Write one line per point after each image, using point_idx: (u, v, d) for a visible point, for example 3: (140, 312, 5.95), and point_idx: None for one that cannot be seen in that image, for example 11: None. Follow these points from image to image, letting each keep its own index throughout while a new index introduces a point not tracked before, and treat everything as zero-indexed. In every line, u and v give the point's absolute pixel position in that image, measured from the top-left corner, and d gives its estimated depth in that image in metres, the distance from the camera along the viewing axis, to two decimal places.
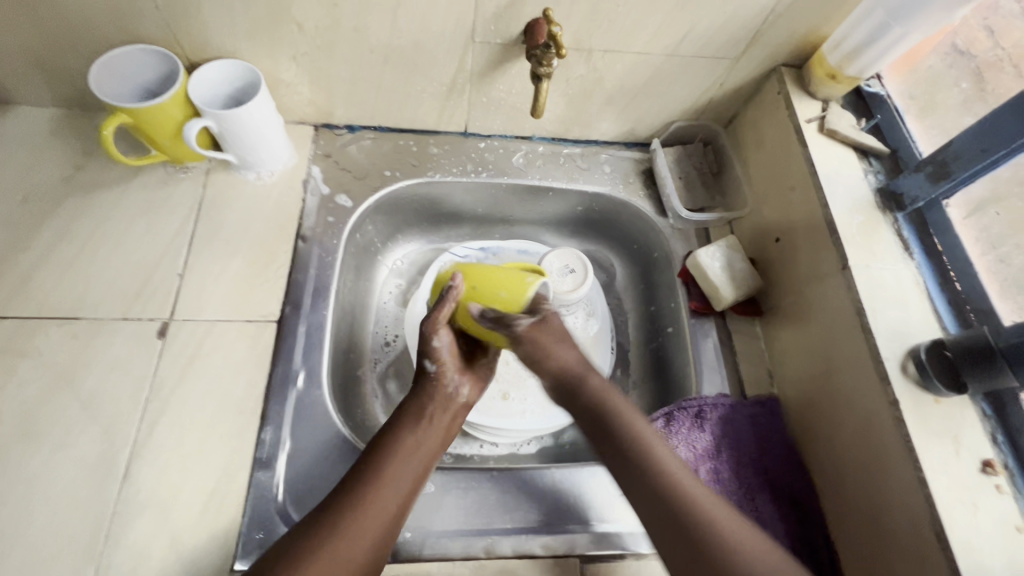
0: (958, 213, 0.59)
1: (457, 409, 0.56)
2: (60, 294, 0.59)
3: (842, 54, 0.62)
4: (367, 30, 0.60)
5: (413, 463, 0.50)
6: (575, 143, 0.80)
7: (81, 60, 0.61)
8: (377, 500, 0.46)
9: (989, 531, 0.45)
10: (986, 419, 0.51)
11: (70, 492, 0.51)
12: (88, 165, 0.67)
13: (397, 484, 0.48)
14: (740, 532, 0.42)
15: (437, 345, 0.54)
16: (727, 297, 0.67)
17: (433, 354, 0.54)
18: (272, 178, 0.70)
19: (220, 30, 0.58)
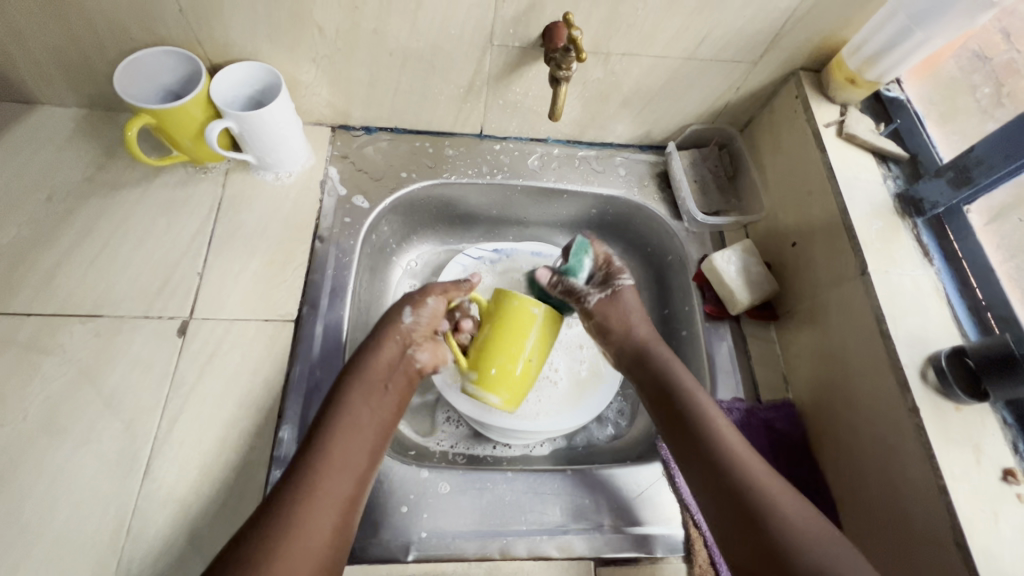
0: (979, 219, 0.59)
1: (413, 374, 0.58)
2: (83, 292, 0.60)
3: (862, 59, 0.62)
4: (387, 33, 0.60)
5: (362, 441, 0.52)
6: (590, 145, 0.80)
7: (106, 62, 0.62)
8: (328, 484, 0.48)
9: (1011, 541, 0.45)
10: (1007, 427, 0.51)
11: (92, 487, 0.52)
12: (111, 165, 0.68)
13: (350, 466, 0.50)
14: (783, 494, 0.48)
15: (424, 299, 0.60)
16: (742, 301, 0.67)
17: (415, 304, 0.59)
18: (290, 179, 0.71)
19: (242, 33, 0.59)
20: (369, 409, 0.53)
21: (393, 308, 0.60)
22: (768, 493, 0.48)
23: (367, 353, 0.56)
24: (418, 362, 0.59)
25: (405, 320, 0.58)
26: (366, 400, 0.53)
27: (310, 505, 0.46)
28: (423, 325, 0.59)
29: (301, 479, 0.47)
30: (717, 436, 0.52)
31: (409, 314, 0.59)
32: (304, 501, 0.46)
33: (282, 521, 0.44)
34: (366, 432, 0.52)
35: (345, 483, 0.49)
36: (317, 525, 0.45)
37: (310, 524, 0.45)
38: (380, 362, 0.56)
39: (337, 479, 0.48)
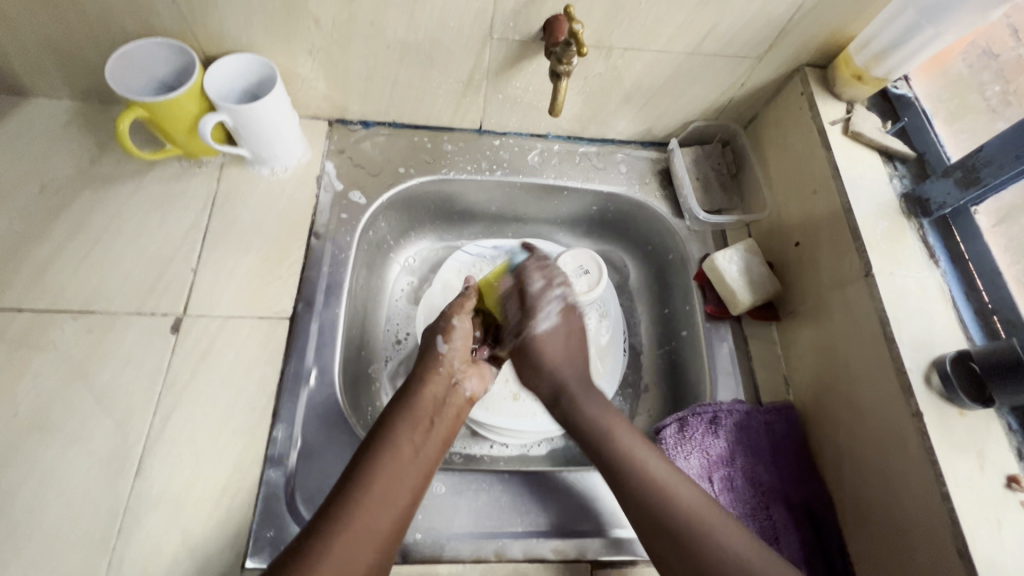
0: (987, 220, 0.57)
1: (461, 404, 0.59)
2: (75, 287, 0.60)
3: (869, 55, 0.61)
4: (384, 25, 0.59)
5: (409, 476, 0.51)
6: (591, 142, 0.79)
7: (98, 53, 0.61)
8: (368, 517, 0.47)
9: (1015, 550, 0.44)
10: (1012, 433, 0.50)
11: (83, 486, 0.51)
12: (104, 158, 0.67)
13: (394, 499, 0.49)
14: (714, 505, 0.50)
15: (452, 324, 0.62)
16: (744, 302, 0.66)
17: (446, 332, 0.62)
18: (286, 174, 0.70)
19: (237, 24, 0.58)
20: (416, 442, 0.53)
21: (428, 339, 0.62)
22: (689, 516, 0.49)
23: (416, 384, 0.58)
24: (464, 393, 0.60)
25: (442, 350, 0.61)
26: (410, 431, 0.54)
27: (347, 538, 0.45)
28: (460, 351, 0.61)
29: (339, 511, 0.47)
30: (636, 463, 0.53)
31: (443, 342, 0.61)
32: (338, 532, 0.46)
33: (316, 553, 0.44)
34: (410, 465, 0.52)
35: (386, 518, 0.48)
36: (352, 559, 0.45)
37: (343, 559, 0.45)
38: (428, 393, 0.57)
39: (375, 512, 0.48)
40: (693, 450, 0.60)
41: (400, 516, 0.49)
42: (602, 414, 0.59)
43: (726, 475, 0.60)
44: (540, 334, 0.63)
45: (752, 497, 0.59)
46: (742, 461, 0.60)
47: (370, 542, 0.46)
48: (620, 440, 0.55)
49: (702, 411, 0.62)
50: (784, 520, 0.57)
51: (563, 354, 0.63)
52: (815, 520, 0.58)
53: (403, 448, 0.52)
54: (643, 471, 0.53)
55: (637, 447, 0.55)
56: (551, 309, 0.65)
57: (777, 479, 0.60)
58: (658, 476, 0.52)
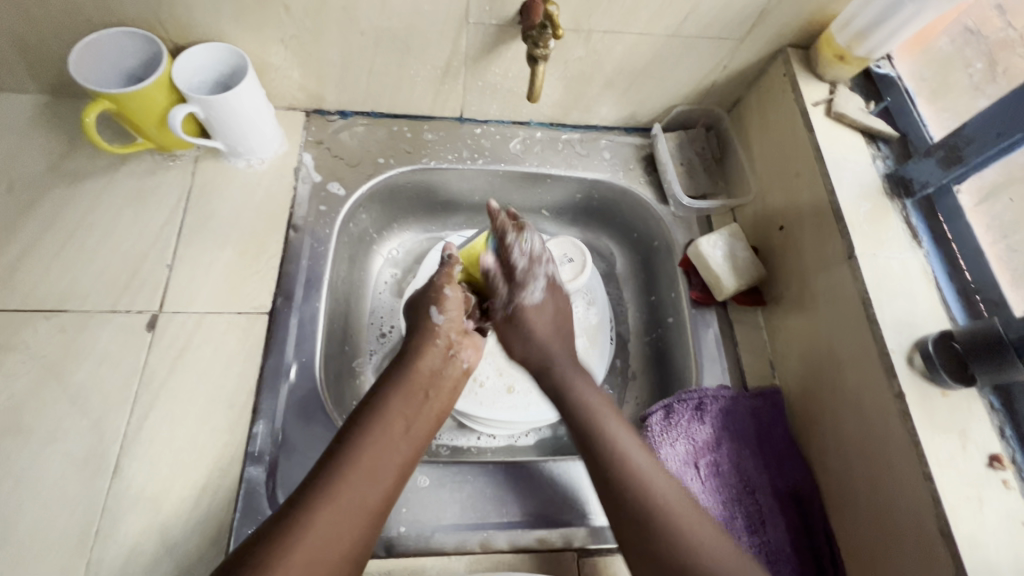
0: (969, 198, 0.57)
1: (458, 377, 0.59)
2: (47, 286, 0.58)
3: (851, 35, 0.60)
4: (356, 10, 0.57)
5: (398, 443, 0.51)
6: (574, 128, 0.77)
7: (63, 43, 0.59)
8: (356, 485, 0.47)
9: (996, 527, 0.44)
10: (994, 412, 0.50)
11: (60, 488, 0.51)
12: (74, 154, 0.65)
13: (385, 469, 0.49)
14: (668, 490, 0.50)
15: (444, 294, 0.61)
16: (728, 286, 0.66)
17: (440, 302, 0.60)
18: (263, 166, 0.68)
19: (204, 13, 0.56)
20: (408, 412, 0.53)
21: (420, 310, 0.61)
22: (671, 512, 0.48)
23: (410, 357, 0.57)
24: (459, 365, 0.60)
25: (437, 322, 0.59)
26: (402, 401, 0.54)
27: (336, 503, 0.45)
28: (455, 322, 0.61)
29: (333, 473, 0.47)
30: (621, 453, 0.52)
31: (438, 313, 0.60)
32: (328, 496, 0.45)
33: (304, 516, 0.44)
34: (403, 434, 0.52)
35: (376, 486, 0.48)
36: (337, 526, 0.44)
37: (330, 526, 0.44)
38: (422, 365, 0.57)
39: (365, 480, 0.47)
40: (679, 436, 0.60)
41: (388, 486, 0.49)
42: (591, 398, 0.57)
43: (712, 461, 0.60)
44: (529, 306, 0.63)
45: (737, 482, 0.59)
46: (728, 447, 0.60)
47: (358, 510, 0.46)
48: (605, 430, 0.54)
49: (687, 398, 0.62)
50: (770, 505, 0.57)
51: (551, 330, 0.63)
52: (801, 504, 0.58)
53: (396, 416, 0.52)
54: (633, 469, 0.51)
55: (629, 443, 0.53)
56: (537, 285, 0.64)
57: (763, 464, 0.59)
58: (642, 469, 0.51)
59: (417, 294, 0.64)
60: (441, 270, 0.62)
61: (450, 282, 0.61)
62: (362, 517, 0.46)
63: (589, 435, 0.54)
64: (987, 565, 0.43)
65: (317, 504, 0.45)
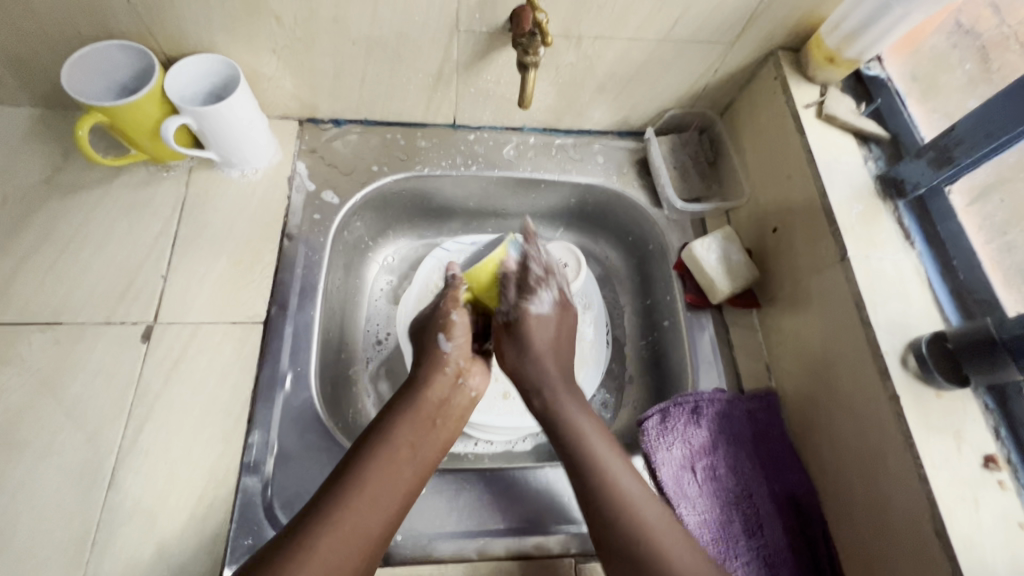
0: (961, 199, 0.57)
1: (465, 405, 0.59)
2: (42, 299, 0.58)
3: (841, 36, 0.60)
4: (347, 20, 0.57)
5: (404, 471, 0.50)
6: (567, 133, 0.78)
7: (55, 57, 0.60)
8: (358, 516, 0.46)
9: (991, 528, 0.44)
10: (989, 412, 0.50)
11: (56, 501, 0.51)
12: (68, 167, 0.65)
13: (387, 499, 0.48)
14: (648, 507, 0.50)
15: (451, 320, 0.61)
16: (723, 290, 0.66)
17: (447, 329, 0.61)
18: (257, 176, 0.69)
19: (196, 24, 0.57)
20: (415, 439, 0.53)
21: (428, 336, 0.61)
22: (643, 519, 0.49)
23: (419, 381, 0.57)
24: (468, 392, 0.59)
25: (444, 348, 0.60)
26: (410, 428, 0.53)
27: (337, 531, 0.45)
28: (463, 349, 0.61)
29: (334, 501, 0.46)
30: (599, 464, 0.53)
31: (445, 340, 0.60)
32: (331, 524, 0.45)
33: (305, 543, 0.43)
34: (410, 462, 0.51)
35: (379, 517, 0.47)
36: (339, 555, 0.44)
37: (331, 555, 0.44)
38: (432, 391, 0.57)
39: (367, 509, 0.47)
40: (675, 441, 0.60)
41: (391, 515, 0.48)
42: (580, 414, 0.57)
43: (709, 464, 0.59)
44: (529, 317, 0.62)
45: (735, 485, 0.58)
46: (724, 450, 0.60)
47: (359, 539, 0.46)
48: (590, 449, 0.54)
49: (683, 401, 0.62)
50: (768, 508, 0.57)
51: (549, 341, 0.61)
52: (799, 508, 0.57)
53: (404, 441, 0.52)
54: (612, 492, 0.51)
55: (607, 457, 0.53)
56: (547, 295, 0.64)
57: (759, 468, 0.59)
58: (631, 495, 0.51)
59: (425, 316, 0.65)
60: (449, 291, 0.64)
61: (457, 307, 0.62)
62: (362, 547, 0.46)
63: (573, 451, 0.54)
64: (983, 565, 0.43)
65: (318, 531, 0.44)
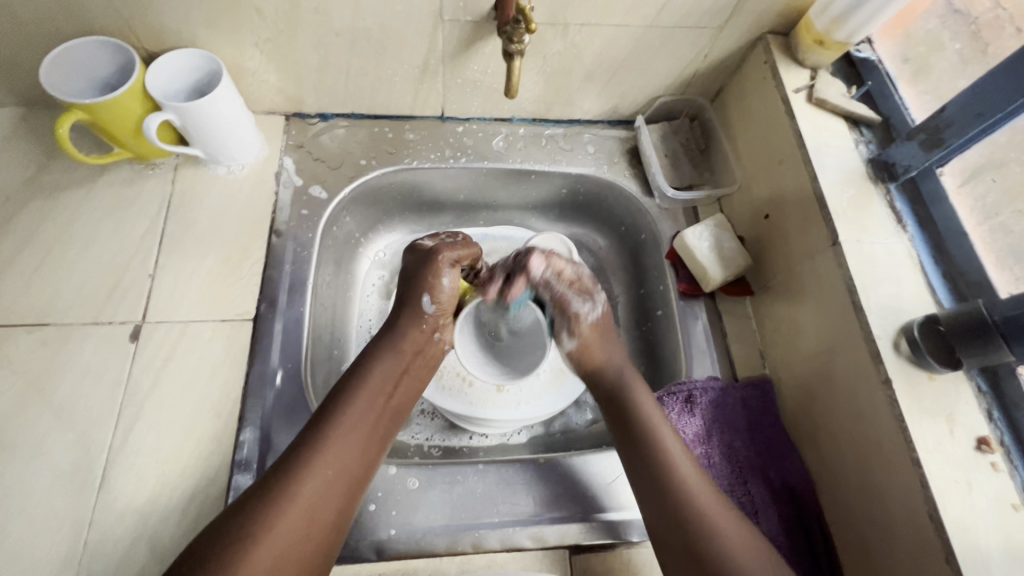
0: (952, 181, 0.56)
1: (438, 357, 0.60)
2: (27, 301, 0.58)
3: (829, 20, 0.59)
4: (329, 12, 0.57)
5: (377, 417, 0.53)
6: (557, 123, 0.77)
7: (33, 55, 0.59)
8: (337, 456, 0.49)
9: (984, 509, 0.44)
10: (982, 395, 0.49)
11: (47, 503, 0.50)
12: (52, 166, 0.64)
13: (359, 446, 0.51)
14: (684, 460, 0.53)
15: (440, 282, 0.59)
16: (716, 278, 0.65)
17: (433, 291, 0.59)
18: (244, 172, 0.68)
19: (175, 19, 0.56)
20: (389, 386, 0.55)
21: (411, 289, 0.59)
22: (722, 532, 0.48)
23: (395, 331, 0.58)
24: (443, 346, 0.60)
25: (427, 309, 0.59)
26: (385, 374, 0.55)
27: (319, 473, 0.47)
28: (445, 311, 0.60)
29: (314, 445, 0.49)
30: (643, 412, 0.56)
31: (429, 302, 0.59)
32: (313, 468, 0.47)
33: (290, 486, 0.46)
34: (383, 411, 0.54)
35: (356, 458, 0.50)
36: (320, 497, 0.47)
37: (314, 499, 0.47)
38: (408, 342, 0.58)
39: (346, 452, 0.50)
40: None
41: (368, 458, 0.51)
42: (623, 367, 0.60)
43: (703, 453, 0.59)
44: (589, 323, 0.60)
45: (730, 472, 0.58)
46: (718, 438, 0.60)
47: (340, 482, 0.49)
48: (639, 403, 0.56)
49: (676, 390, 0.62)
50: (762, 494, 0.57)
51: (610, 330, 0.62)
52: (793, 494, 0.58)
53: (376, 388, 0.54)
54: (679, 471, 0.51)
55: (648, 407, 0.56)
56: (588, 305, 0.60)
57: (754, 454, 0.59)
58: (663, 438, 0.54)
59: (409, 263, 0.61)
60: (450, 245, 0.60)
61: (448, 266, 0.60)
62: (343, 490, 0.49)
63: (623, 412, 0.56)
64: (976, 546, 0.43)
65: (301, 474, 0.47)
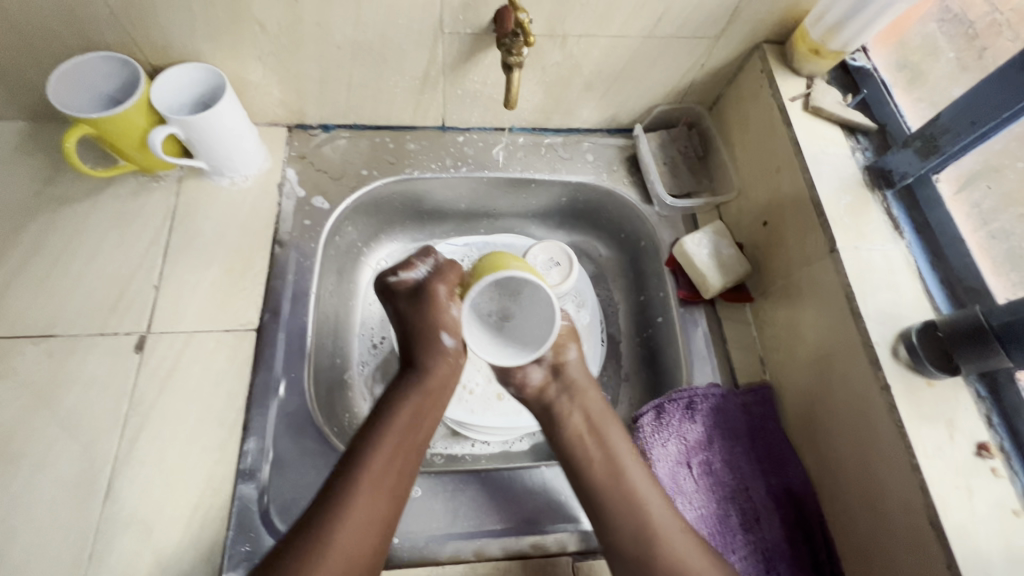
0: (948, 188, 0.57)
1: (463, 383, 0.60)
2: (34, 312, 0.59)
3: (825, 29, 0.60)
4: (331, 26, 0.58)
5: (405, 458, 0.52)
6: (556, 132, 0.78)
7: (41, 69, 0.60)
8: (367, 503, 0.49)
9: (985, 515, 0.45)
10: (981, 401, 0.50)
11: (53, 513, 0.51)
12: (58, 179, 0.65)
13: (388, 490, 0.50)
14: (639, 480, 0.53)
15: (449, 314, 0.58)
16: (715, 284, 0.66)
17: (447, 326, 0.58)
18: (247, 183, 0.69)
19: (180, 34, 0.57)
20: (414, 425, 0.54)
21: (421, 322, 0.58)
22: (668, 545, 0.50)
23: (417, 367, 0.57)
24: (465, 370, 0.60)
25: (447, 344, 0.58)
26: (408, 414, 0.54)
27: (350, 519, 0.47)
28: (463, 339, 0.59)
29: (343, 489, 0.48)
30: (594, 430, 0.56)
31: (448, 337, 0.58)
32: (345, 515, 0.47)
33: (320, 540, 0.46)
34: (401, 452, 0.52)
35: (387, 503, 0.50)
36: (356, 542, 0.47)
37: (350, 544, 0.47)
38: (433, 379, 0.57)
39: (377, 498, 0.49)
40: (670, 437, 0.60)
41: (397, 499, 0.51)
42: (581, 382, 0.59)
43: (704, 459, 0.60)
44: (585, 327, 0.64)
45: (731, 479, 0.59)
46: (720, 445, 0.60)
47: (373, 526, 0.48)
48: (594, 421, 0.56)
49: (678, 397, 0.61)
50: (764, 500, 0.57)
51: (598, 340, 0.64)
52: (795, 502, 0.58)
53: (398, 433, 0.53)
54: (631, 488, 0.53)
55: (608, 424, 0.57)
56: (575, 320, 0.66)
57: (757, 461, 0.60)
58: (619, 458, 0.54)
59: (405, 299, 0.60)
60: (438, 276, 0.59)
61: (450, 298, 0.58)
62: (377, 533, 0.48)
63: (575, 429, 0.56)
64: (977, 552, 0.43)
65: (333, 522, 0.47)
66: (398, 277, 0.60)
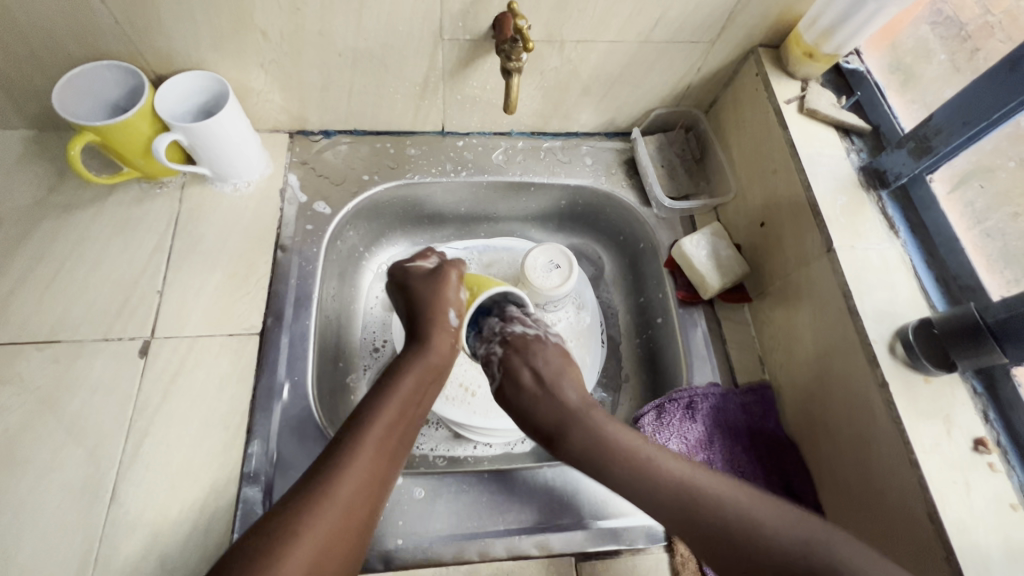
0: (942, 188, 0.58)
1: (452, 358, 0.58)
2: (38, 318, 0.59)
3: (818, 33, 0.61)
4: (332, 33, 0.58)
5: (400, 423, 0.51)
6: (555, 136, 0.79)
7: (46, 79, 0.61)
8: (365, 457, 0.47)
9: (984, 509, 0.45)
10: (978, 396, 0.50)
11: (59, 518, 0.51)
12: (62, 187, 0.66)
13: (384, 449, 0.49)
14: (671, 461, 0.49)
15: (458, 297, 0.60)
16: (714, 285, 0.67)
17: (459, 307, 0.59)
18: (249, 189, 0.69)
19: (183, 43, 0.58)
20: (415, 394, 0.53)
21: (424, 294, 0.59)
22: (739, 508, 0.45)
23: (422, 334, 0.57)
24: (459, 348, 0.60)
25: (455, 322, 0.58)
26: (415, 382, 0.54)
27: (354, 473, 0.46)
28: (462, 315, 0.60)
29: (346, 445, 0.47)
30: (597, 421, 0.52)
31: (456, 317, 0.58)
32: (348, 470, 0.46)
33: (320, 493, 0.44)
34: (400, 421, 0.51)
35: (382, 460, 0.48)
36: (357, 495, 0.46)
37: (347, 499, 0.45)
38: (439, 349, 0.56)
39: (377, 452, 0.48)
40: (671, 436, 0.60)
41: (391, 459, 0.49)
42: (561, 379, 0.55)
43: (705, 458, 0.60)
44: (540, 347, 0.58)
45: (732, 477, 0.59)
46: (720, 444, 0.61)
47: (371, 480, 0.47)
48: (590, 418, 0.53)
49: (678, 397, 0.62)
50: None
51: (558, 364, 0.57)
52: (795, 498, 0.58)
53: (402, 400, 0.52)
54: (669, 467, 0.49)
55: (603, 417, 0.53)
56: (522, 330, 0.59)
57: (757, 459, 0.60)
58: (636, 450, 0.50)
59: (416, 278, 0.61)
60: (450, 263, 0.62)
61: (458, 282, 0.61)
62: (371, 490, 0.47)
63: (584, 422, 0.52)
64: (977, 546, 0.43)
65: (332, 477, 0.45)
66: (413, 264, 0.63)
